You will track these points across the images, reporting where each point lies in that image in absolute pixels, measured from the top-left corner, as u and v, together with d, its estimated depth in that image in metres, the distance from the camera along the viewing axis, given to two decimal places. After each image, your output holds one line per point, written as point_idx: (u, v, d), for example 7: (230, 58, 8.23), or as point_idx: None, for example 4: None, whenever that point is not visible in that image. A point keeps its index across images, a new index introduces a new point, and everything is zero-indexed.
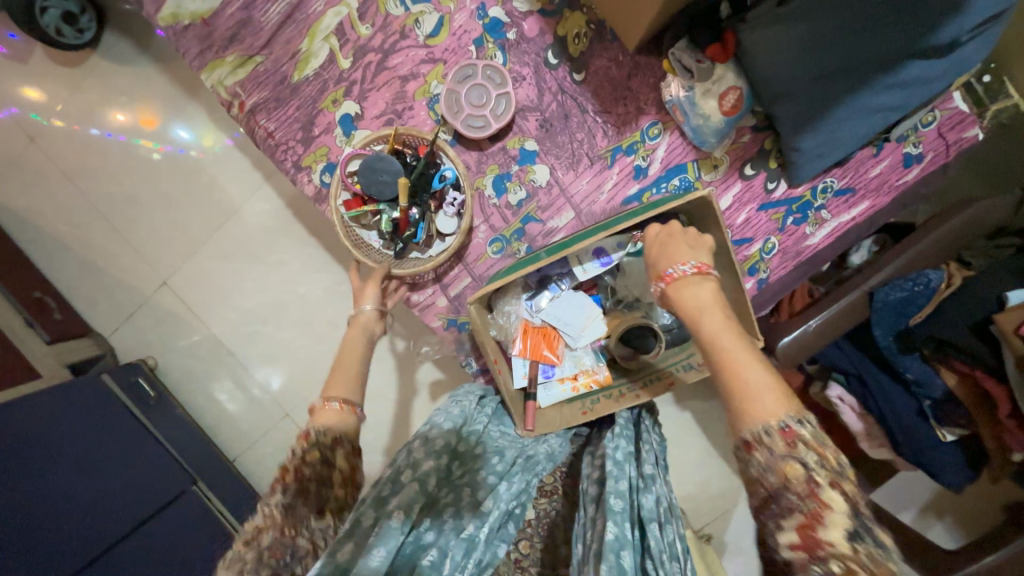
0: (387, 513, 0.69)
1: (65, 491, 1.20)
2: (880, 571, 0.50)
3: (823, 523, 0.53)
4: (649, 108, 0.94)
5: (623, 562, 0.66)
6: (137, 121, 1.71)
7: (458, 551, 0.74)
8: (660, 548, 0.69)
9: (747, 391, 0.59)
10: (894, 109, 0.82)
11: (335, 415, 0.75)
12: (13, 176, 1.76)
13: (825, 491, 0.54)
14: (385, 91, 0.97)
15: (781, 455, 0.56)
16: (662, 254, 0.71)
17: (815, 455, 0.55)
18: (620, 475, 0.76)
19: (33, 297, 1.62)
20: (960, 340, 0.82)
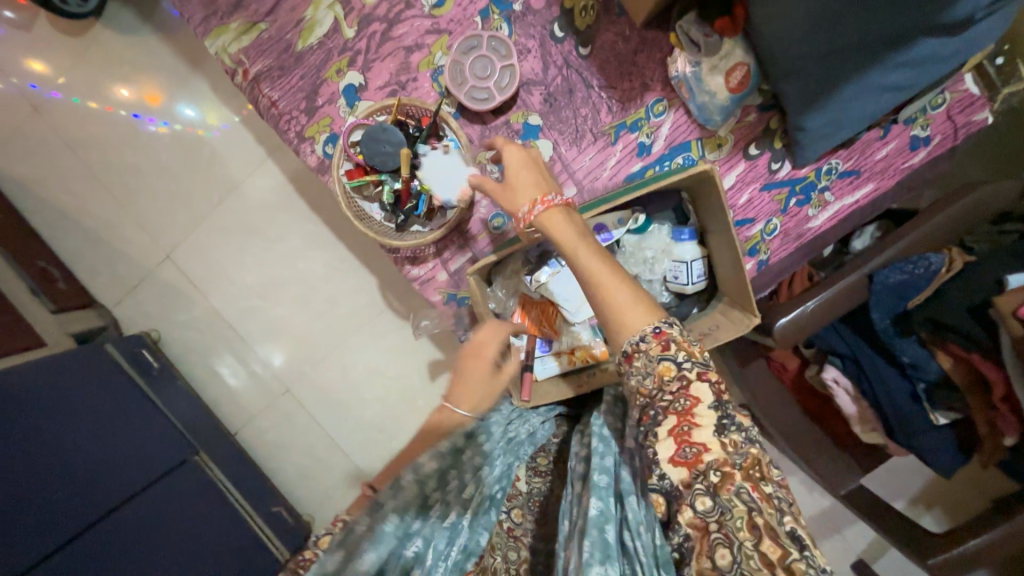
0: (390, 527, 0.59)
1: (67, 455, 1.22)
2: (747, 462, 0.57)
3: (693, 421, 0.60)
4: (654, 84, 0.93)
5: (606, 537, 0.58)
6: (143, 96, 1.70)
7: (440, 538, 0.63)
8: (638, 519, 0.59)
9: (615, 307, 0.67)
10: (902, 88, 0.81)
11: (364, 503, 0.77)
12: (17, 146, 1.76)
13: (695, 387, 0.63)
14: (390, 62, 0.96)
15: (657, 358, 0.64)
16: (517, 192, 0.74)
17: (684, 352, 0.64)
18: (605, 451, 0.70)
19: (37, 266, 1.63)
20: (959, 322, 0.82)
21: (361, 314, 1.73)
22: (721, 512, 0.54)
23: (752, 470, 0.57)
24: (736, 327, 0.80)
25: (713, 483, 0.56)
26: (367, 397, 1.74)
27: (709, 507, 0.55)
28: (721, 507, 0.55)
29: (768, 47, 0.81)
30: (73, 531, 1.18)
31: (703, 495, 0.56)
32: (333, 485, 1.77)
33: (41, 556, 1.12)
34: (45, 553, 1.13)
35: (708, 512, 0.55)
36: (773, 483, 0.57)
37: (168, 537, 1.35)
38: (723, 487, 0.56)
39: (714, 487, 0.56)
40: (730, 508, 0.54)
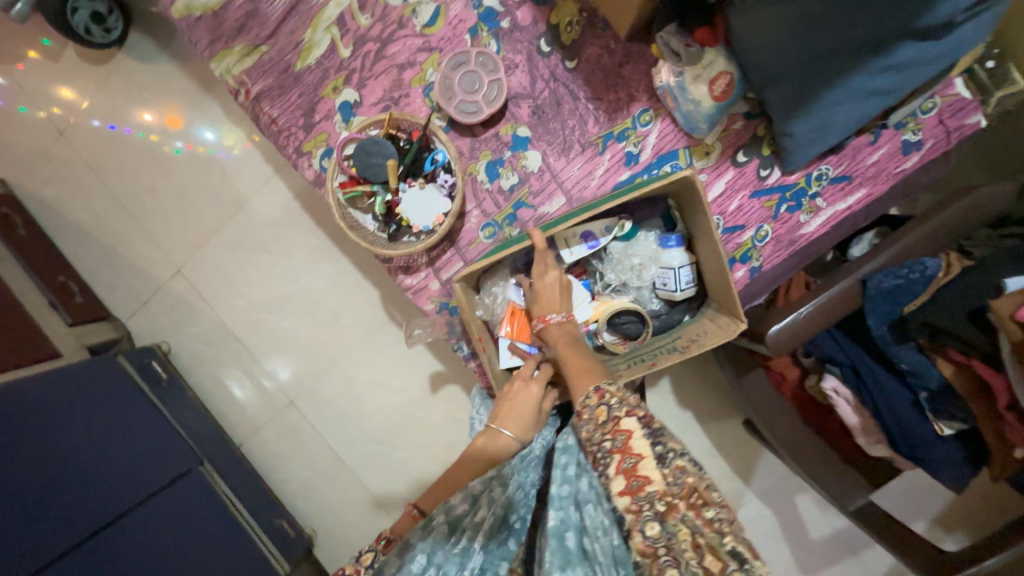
0: (410, 560, 0.68)
1: (76, 461, 1.25)
2: (685, 492, 0.58)
3: (634, 453, 0.63)
4: (640, 95, 0.95)
5: (567, 544, 0.63)
6: (164, 121, 1.79)
7: (452, 564, 0.68)
8: (594, 525, 0.62)
9: (575, 375, 0.76)
10: (888, 93, 0.80)
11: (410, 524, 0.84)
12: (43, 168, 1.86)
13: (625, 422, 0.66)
14: (383, 79, 1.00)
15: (594, 406, 0.70)
16: (535, 302, 0.87)
17: (616, 398, 0.70)
18: (567, 460, 0.75)
19: (57, 281, 1.70)
20: (956, 326, 0.79)
21: (363, 327, 1.75)
22: (668, 538, 0.54)
23: (692, 498, 0.58)
24: (723, 333, 0.80)
25: (659, 512, 0.57)
26: (369, 410, 1.75)
27: (658, 533, 0.55)
28: (669, 536, 0.55)
29: (748, 54, 0.82)
30: (81, 535, 1.20)
31: (652, 520, 0.56)
32: (335, 498, 1.76)
33: (48, 561, 1.13)
34: (52, 558, 1.14)
35: (658, 538, 0.55)
36: (715, 508, 0.58)
37: (171, 546, 1.36)
38: (670, 515, 0.56)
39: (662, 515, 0.56)
40: (675, 535, 0.55)
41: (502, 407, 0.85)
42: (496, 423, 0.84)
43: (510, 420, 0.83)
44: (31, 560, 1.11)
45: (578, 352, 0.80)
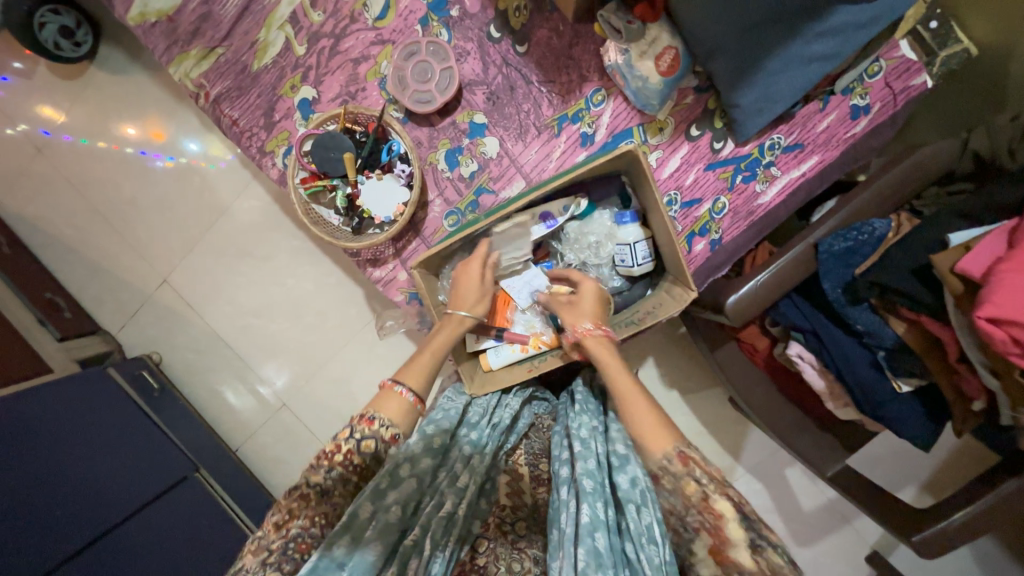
0: (384, 508, 0.70)
1: (70, 471, 1.27)
2: None
3: (726, 538, 0.62)
4: (591, 75, 0.96)
5: (597, 544, 0.67)
6: (143, 133, 1.80)
7: (436, 531, 0.71)
8: (637, 530, 0.68)
9: (646, 429, 0.72)
10: (829, 58, 0.82)
11: (396, 401, 0.77)
12: (23, 186, 1.87)
13: (717, 505, 0.63)
14: (339, 74, 1.01)
15: (681, 477, 0.67)
16: (575, 313, 0.85)
17: (704, 471, 0.66)
18: (588, 455, 0.79)
19: (44, 297, 1.72)
20: (904, 284, 0.79)
21: (349, 326, 1.77)
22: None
23: None
24: (676, 303, 0.82)
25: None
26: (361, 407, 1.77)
27: None
28: None
29: (691, 26, 0.83)
30: (84, 539, 1.23)
31: None
32: None
33: (51, 567, 1.16)
34: (60, 560, 1.17)
35: None
36: None
37: (170, 550, 1.38)
38: None
39: None
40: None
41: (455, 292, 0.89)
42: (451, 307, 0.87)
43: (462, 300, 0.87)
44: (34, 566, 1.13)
45: (633, 393, 0.75)
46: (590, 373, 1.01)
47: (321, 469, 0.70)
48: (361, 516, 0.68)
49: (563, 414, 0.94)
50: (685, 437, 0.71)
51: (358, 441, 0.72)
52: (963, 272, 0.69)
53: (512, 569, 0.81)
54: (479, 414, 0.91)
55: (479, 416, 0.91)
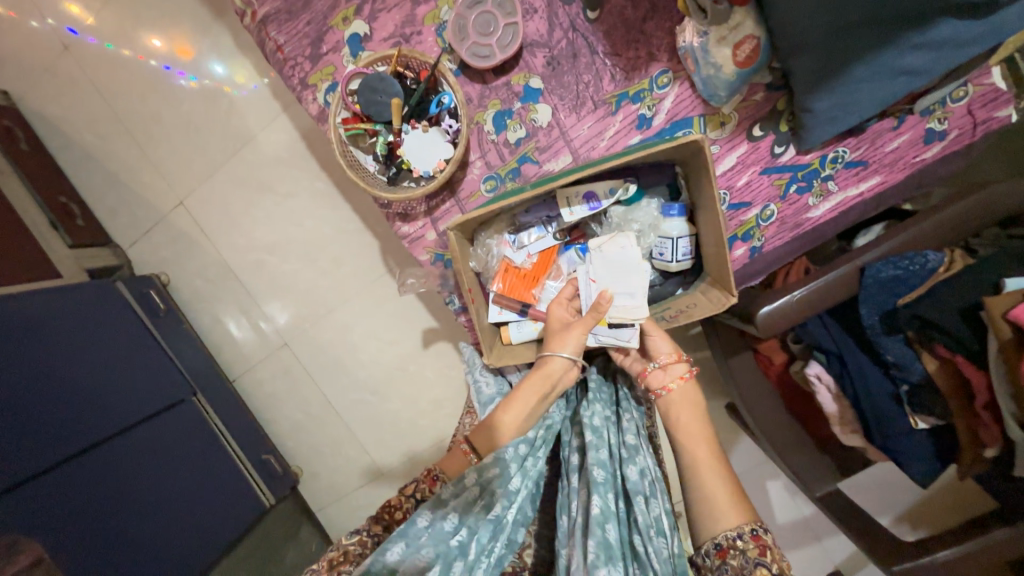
0: (441, 515, 0.71)
1: (71, 377, 1.28)
2: None
3: None
4: (660, 54, 0.90)
5: (608, 536, 0.71)
6: (173, 47, 1.73)
7: (483, 529, 0.72)
8: (648, 523, 0.73)
9: (717, 504, 0.73)
10: (918, 74, 0.78)
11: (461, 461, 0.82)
12: (46, 83, 1.82)
13: None
14: (396, 13, 0.96)
15: (753, 560, 0.66)
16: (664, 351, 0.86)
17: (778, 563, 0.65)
18: (601, 445, 0.82)
19: (59, 203, 1.70)
20: (947, 322, 0.78)
21: (361, 277, 1.75)
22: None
23: None
24: (712, 306, 0.80)
25: None
26: (362, 359, 1.78)
27: None
28: None
29: (777, 16, 0.78)
30: (81, 445, 1.24)
31: None
32: (323, 441, 1.83)
33: (46, 466, 1.17)
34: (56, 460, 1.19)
35: None
36: None
37: (166, 467, 1.41)
38: None
39: None
40: None
41: (547, 338, 0.85)
42: (546, 352, 0.83)
43: (557, 343, 0.83)
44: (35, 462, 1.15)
45: (705, 459, 0.78)
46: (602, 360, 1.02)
47: (381, 521, 0.75)
48: (417, 524, 0.70)
49: (574, 401, 0.96)
50: (754, 516, 0.71)
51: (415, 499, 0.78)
52: (1014, 318, 0.66)
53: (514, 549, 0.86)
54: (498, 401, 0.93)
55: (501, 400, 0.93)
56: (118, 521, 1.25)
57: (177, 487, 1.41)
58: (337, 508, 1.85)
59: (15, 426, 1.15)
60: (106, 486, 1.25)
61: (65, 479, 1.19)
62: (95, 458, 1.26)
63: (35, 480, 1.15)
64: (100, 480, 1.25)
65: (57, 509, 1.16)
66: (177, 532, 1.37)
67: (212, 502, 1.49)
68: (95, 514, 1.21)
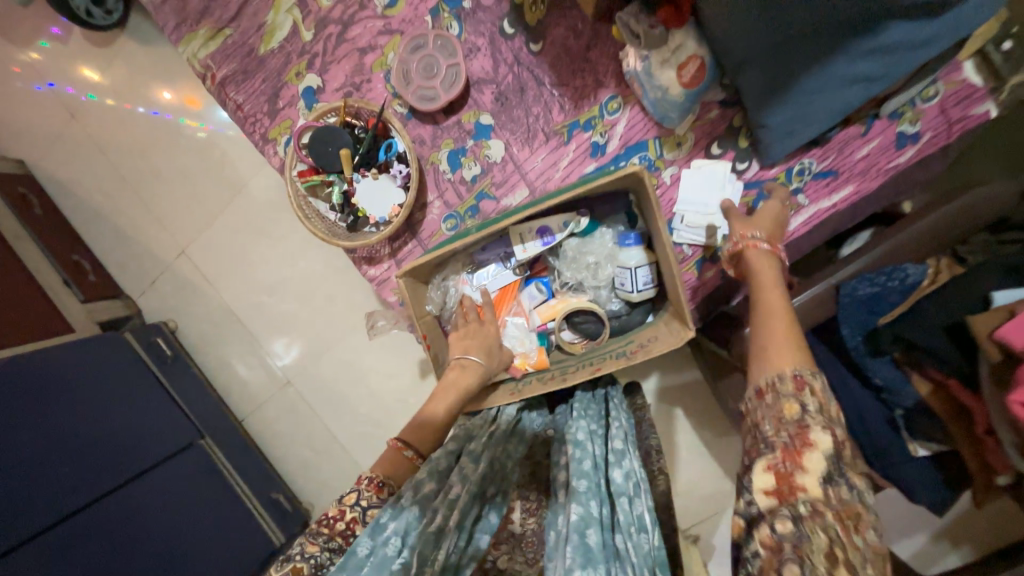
0: (382, 542, 0.61)
1: (81, 426, 1.31)
2: (845, 511, 0.53)
3: (801, 462, 0.55)
4: (607, 80, 0.89)
5: (588, 541, 0.61)
6: (181, 100, 1.81)
7: (428, 547, 0.62)
8: (629, 521, 0.66)
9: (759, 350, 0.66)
10: (876, 79, 0.73)
11: (398, 459, 0.74)
12: (56, 148, 1.93)
13: (815, 435, 0.56)
14: (345, 63, 0.97)
15: (786, 396, 0.60)
16: (739, 222, 0.78)
17: (816, 402, 0.59)
18: (585, 455, 0.74)
19: (71, 260, 1.79)
20: (931, 342, 0.72)
21: (355, 312, 1.77)
22: (801, 539, 0.51)
23: (847, 518, 0.53)
24: (673, 340, 0.75)
25: (800, 513, 0.52)
26: (361, 393, 1.79)
27: (789, 531, 0.51)
28: (804, 538, 0.51)
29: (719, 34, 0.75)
30: (89, 497, 1.26)
31: (785, 519, 0.52)
32: (328, 476, 1.82)
33: (63, 514, 1.21)
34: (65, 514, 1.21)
35: (786, 535, 0.51)
36: (864, 541, 0.53)
37: (176, 513, 1.42)
38: (810, 521, 0.51)
39: (799, 517, 0.52)
40: (812, 538, 0.50)
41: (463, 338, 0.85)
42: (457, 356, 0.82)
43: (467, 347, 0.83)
44: (44, 516, 1.18)
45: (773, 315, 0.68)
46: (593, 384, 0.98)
47: (319, 538, 0.64)
48: (359, 554, 0.60)
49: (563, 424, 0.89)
50: (809, 361, 0.63)
51: (363, 509, 0.68)
52: (1001, 340, 0.60)
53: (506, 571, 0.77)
54: (477, 428, 0.86)
55: (478, 428, 0.86)
56: (130, 570, 1.27)
57: (189, 531, 1.43)
58: None
59: (26, 478, 1.17)
60: (118, 535, 1.28)
61: (75, 531, 1.21)
62: (108, 507, 1.29)
63: (59, 526, 1.19)
64: (111, 529, 1.27)
65: (71, 559, 1.19)
66: None
67: (223, 546, 1.50)
68: (107, 563, 1.24)
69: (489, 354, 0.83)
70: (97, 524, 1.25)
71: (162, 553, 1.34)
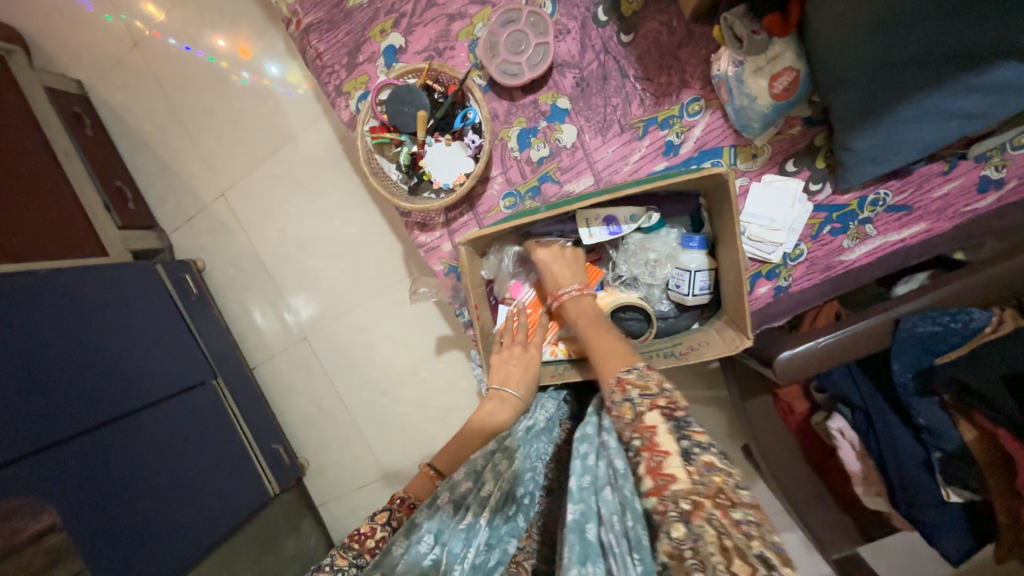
0: (417, 540, 0.64)
1: (104, 347, 1.30)
2: (710, 489, 0.53)
3: (660, 450, 0.57)
4: (693, 81, 0.88)
5: (587, 538, 0.55)
6: (232, 49, 1.81)
7: (457, 541, 0.64)
8: (610, 511, 0.57)
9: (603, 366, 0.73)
10: (974, 118, 0.72)
11: (428, 485, 0.86)
12: (114, 74, 1.95)
13: (650, 419, 0.61)
14: (431, 28, 0.98)
15: (618, 402, 0.65)
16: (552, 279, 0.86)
17: (637, 392, 0.65)
18: (583, 444, 0.68)
19: (114, 185, 1.81)
20: (988, 389, 0.72)
21: (383, 279, 1.76)
22: (694, 541, 0.49)
23: (717, 497, 0.52)
24: (726, 347, 0.77)
25: (684, 511, 0.51)
26: (378, 361, 1.79)
27: (682, 535, 0.50)
28: (693, 538, 0.49)
29: (821, 50, 0.74)
30: (100, 419, 1.23)
31: (676, 521, 0.51)
32: (332, 436, 1.84)
33: (71, 433, 1.17)
34: (73, 433, 1.18)
35: (682, 540, 0.50)
36: (741, 510, 0.52)
37: (182, 448, 1.39)
38: (695, 515, 0.50)
39: (686, 514, 0.51)
40: (701, 536, 0.48)
41: (504, 367, 0.89)
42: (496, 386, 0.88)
43: (510, 379, 0.88)
44: (55, 429, 1.15)
45: (603, 339, 0.77)
46: None
47: (350, 553, 0.74)
48: (394, 554, 0.63)
49: None
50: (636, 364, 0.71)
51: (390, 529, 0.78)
52: None
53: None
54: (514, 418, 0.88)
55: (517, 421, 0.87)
56: (129, 498, 1.23)
57: (190, 468, 1.39)
58: (340, 505, 1.85)
59: (40, 391, 1.15)
60: (123, 461, 1.24)
61: (83, 451, 1.18)
62: (120, 431, 1.26)
63: (66, 445, 1.16)
64: (116, 455, 1.23)
65: (74, 476, 1.15)
66: (188, 513, 1.35)
67: (224, 489, 1.48)
68: (109, 488, 1.19)
69: (526, 387, 0.88)
70: (103, 448, 1.21)
71: (163, 487, 1.30)
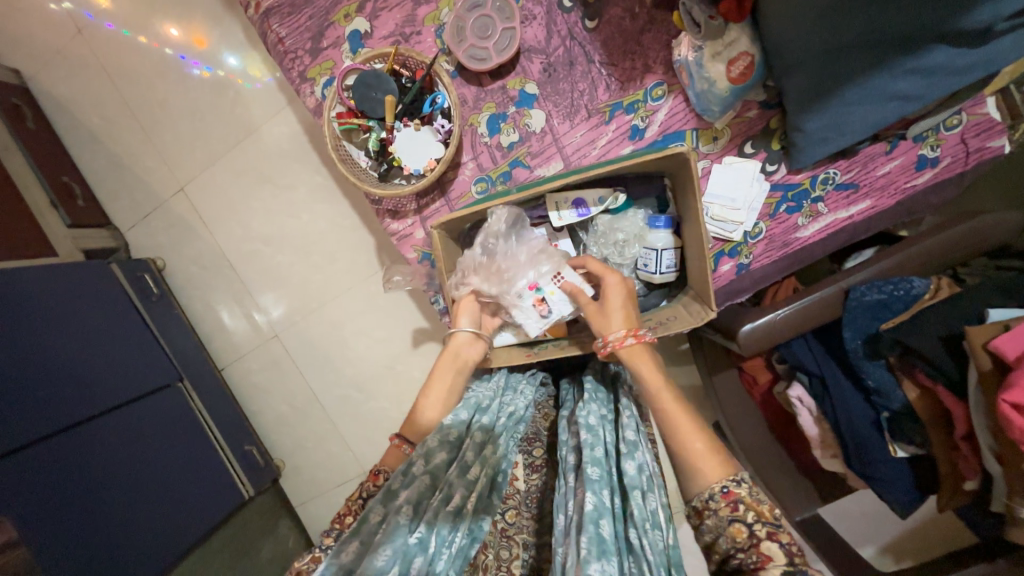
0: (395, 509, 0.65)
1: (59, 350, 1.23)
2: None
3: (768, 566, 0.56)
4: (656, 67, 0.91)
5: (602, 532, 0.63)
6: (187, 37, 1.73)
7: (443, 524, 0.64)
8: (643, 516, 0.65)
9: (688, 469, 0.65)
10: (912, 99, 0.77)
11: (398, 455, 0.80)
12: (55, 62, 1.82)
13: (766, 546, 0.57)
14: (397, 12, 0.97)
15: (727, 519, 0.59)
16: (603, 321, 0.79)
17: (754, 514, 0.59)
18: (597, 442, 0.75)
19: (61, 181, 1.71)
20: (929, 351, 0.78)
21: (355, 273, 1.74)
22: None
23: None
24: (692, 319, 0.81)
25: None
26: (352, 356, 1.77)
27: None
28: None
29: (775, 35, 0.78)
30: (59, 425, 1.17)
31: None
32: (307, 435, 1.81)
33: (28, 441, 1.11)
34: (30, 441, 1.11)
35: None
36: None
37: (149, 453, 1.33)
38: None
39: None
40: None
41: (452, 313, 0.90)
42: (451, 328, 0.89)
43: (462, 318, 0.88)
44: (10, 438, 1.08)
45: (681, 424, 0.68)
46: (599, 364, 0.98)
47: (331, 532, 0.69)
48: (372, 521, 0.64)
49: (572, 404, 0.92)
50: (734, 472, 0.63)
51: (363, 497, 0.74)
52: (995, 350, 0.67)
53: (500, 557, 0.73)
54: (488, 399, 0.89)
55: (489, 400, 0.90)
56: (93, 507, 1.17)
57: (157, 474, 1.33)
58: (317, 504, 1.82)
59: None
60: (84, 469, 1.18)
61: (41, 460, 1.12)
62: (81, 438, 1.20)
63: (23, 453, 1.09)
64: (78, 462, 1.18)
65: (33, 486, 1.09)
66: (160, 520, 1.30)
67: (196, 494, 1.43)
68: (72, 498, 1.14)
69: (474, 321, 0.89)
70: (62, 456, 1.15)
71: (131, 494, 1.25)
